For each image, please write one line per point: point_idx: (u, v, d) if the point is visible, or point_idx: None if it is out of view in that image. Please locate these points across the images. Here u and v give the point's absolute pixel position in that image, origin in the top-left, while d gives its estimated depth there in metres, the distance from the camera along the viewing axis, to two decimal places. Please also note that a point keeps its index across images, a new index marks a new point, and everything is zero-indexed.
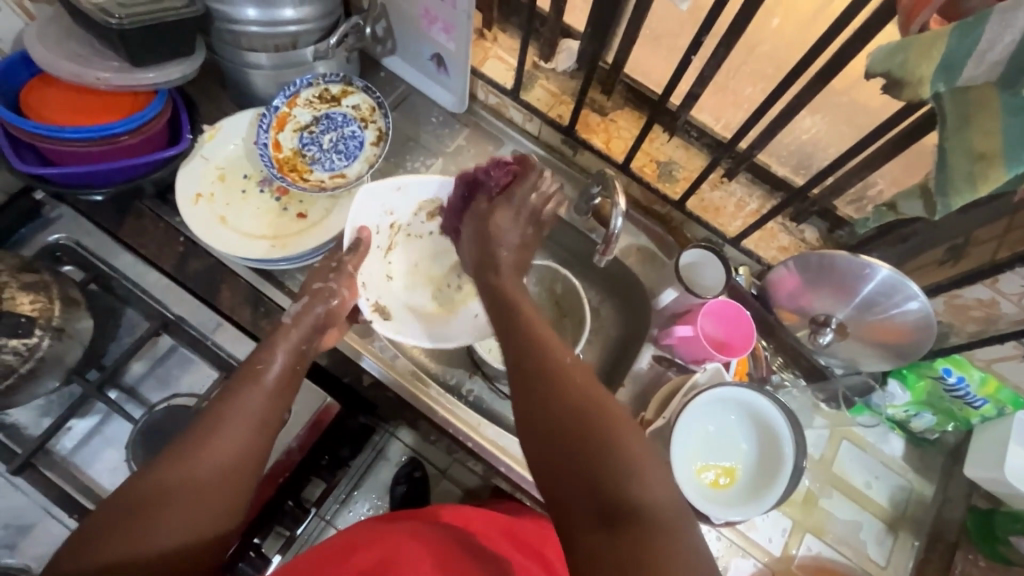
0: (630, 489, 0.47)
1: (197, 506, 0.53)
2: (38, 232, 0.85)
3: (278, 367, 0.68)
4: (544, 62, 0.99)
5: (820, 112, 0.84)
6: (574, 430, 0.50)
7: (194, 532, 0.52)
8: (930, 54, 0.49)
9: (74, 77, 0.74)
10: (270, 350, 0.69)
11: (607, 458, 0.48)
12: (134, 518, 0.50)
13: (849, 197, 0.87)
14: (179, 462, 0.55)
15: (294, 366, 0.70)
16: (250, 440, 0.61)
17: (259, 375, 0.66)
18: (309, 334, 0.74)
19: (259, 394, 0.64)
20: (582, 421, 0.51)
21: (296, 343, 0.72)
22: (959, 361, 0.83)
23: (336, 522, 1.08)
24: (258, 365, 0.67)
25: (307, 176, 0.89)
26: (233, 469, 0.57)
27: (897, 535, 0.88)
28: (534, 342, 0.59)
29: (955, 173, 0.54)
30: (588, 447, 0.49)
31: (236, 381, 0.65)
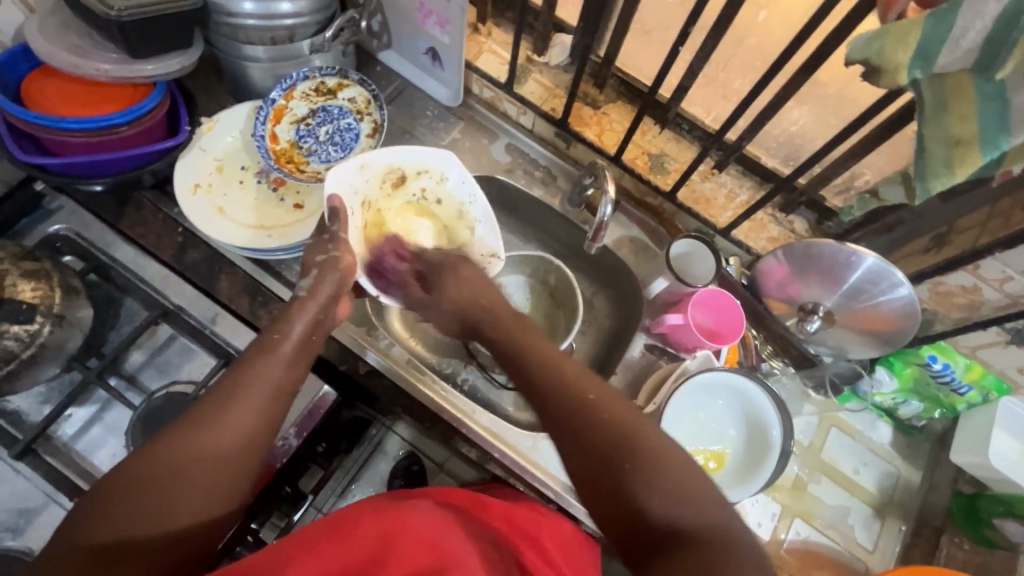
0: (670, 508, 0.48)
1: (213, 478, 0.55)
2: (39, 223, 0.86)
3: (294, 340, 0.67)
4: (537, 56, 1.01)
5: (807, 104, 0.86)
6: (608, 457, 0.52)
7: (202, 507, 0.54)
8: (905, 41, 0.50)
9: (73, 68, 0.75)
10: (287, 322, 0.69)
11: (640, 481, 0.50)
12: (146, 488, 0.52)
13: (837, 188, 0.88)
14: (192, 434, 0.55)
15: (310, 337, 0.69)
16: (264, 415, 0.60)
17: (275, 344, 0.66)
18: (326, 303, 0.73)
19: (276, 366, 0.64)
20: (610, 444, 0.53)
21: (313, 315, 0.71)
22: (943, 348, 0.85)
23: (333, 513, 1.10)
24: (276, 336, 0.66)
25: (303, 168, 0.90)
26: (244, 446, 0.57)
27: (884, 520, 0.90)
28: (560, 371, 0.60)
29: (932, 159, 0.56)
30: (623, 471, 0.51)
31: (253, 351, 0.64)
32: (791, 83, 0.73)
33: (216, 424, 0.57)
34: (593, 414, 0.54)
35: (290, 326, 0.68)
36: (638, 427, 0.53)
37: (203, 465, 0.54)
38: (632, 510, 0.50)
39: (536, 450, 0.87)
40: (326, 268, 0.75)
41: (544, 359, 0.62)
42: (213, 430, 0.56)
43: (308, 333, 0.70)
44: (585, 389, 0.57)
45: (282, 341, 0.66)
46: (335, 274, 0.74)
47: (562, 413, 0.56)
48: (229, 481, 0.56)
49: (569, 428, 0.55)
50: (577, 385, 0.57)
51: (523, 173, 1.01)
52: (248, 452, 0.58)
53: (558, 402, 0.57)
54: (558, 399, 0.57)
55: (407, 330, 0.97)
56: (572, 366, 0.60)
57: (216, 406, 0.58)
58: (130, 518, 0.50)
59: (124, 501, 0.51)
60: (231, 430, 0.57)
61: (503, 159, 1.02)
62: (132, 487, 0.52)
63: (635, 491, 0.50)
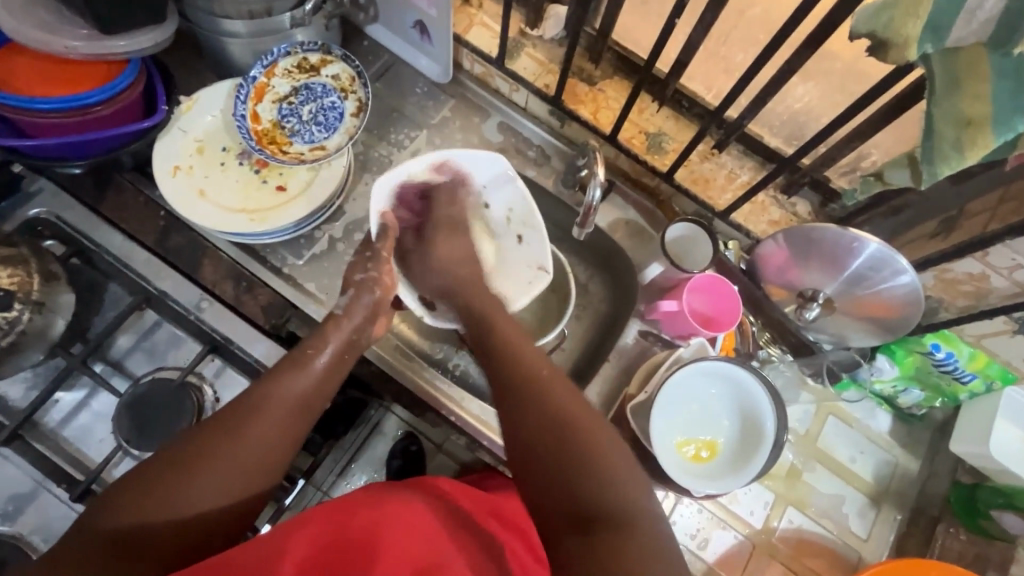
0: (593, 488, 0.52)
1: (230, 476, 0.56)
2: (19, 207, 0.83)
3: (327, 357, 0.67)
4: (530, 29, 0.96)
5: (813, 79, 0.82)
6: (543, 438, 0.56)
7: (225, 497, 0.56)
8: (917, 12, 0.46)
9: (40, 45, 0.72)
10: (322, 340, 0.69)
11: (569, 459, 0.54)
12: (173, 477, 0.54)
13: (842, 168, 0.84)
14: (220, 431, 0.58)
15: (342, 356, 0.70)
16: (287, 423, 0.61)
17: (310, 360, 0.66)
18: (361, 324, 0.73)
19: (305, 379, 0.64)
20: (548, 424, 0.56)
21: (347, 335, 0.71)
22: (948, 336, 0.81)
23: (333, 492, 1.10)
24: (310, 352, 0.67)
25: (286, 149, 0.87)
26: (269, 445, 0.59)
27: (880, 509, 0.89)
28: (517, 351, 0.65)
29: (941, 140, 0.52)
30: (555, 453, 0.55)
31: (286, 364, 0.65)
32: (795, 57, 0.69)
33: (244, 425, 0.58)
34: (542, 397, 0.59)
35: (325, 342, 0.69)
36: (580, 418, 0.57)
37: (230, 458, 0.56)
38: (560, 487, 0.53)
39: None
40: (363, 288, 0.75)
41: (508, 341, 0.67)
42: (242, 427, 0.58)
43: (341, 352, 0.70)
44: (536, 368, 0.62)
45: (315, 357, 0.67)
46: (369, 297, 0.74)
47: (513, 393, 0.60)
48: (252, 478, 0.57)
49: (520, 410, 0.59)
50: (531, 368, 0.62)
51: (516, 153, 0.97)
52: (272, 452, 0.59)
53: (513, 378, 0.62)
54: (510, 381, 0.61)
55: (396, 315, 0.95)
56: (529, 349, 0.66)
57: (246, 410, 0.59)
58: (154, 503, 0.52)
59: (152, 489, 0.53)
60: (256, 436, 0.58)
61: (495, 139, 0.98)
62: (161, 474, 0.54)
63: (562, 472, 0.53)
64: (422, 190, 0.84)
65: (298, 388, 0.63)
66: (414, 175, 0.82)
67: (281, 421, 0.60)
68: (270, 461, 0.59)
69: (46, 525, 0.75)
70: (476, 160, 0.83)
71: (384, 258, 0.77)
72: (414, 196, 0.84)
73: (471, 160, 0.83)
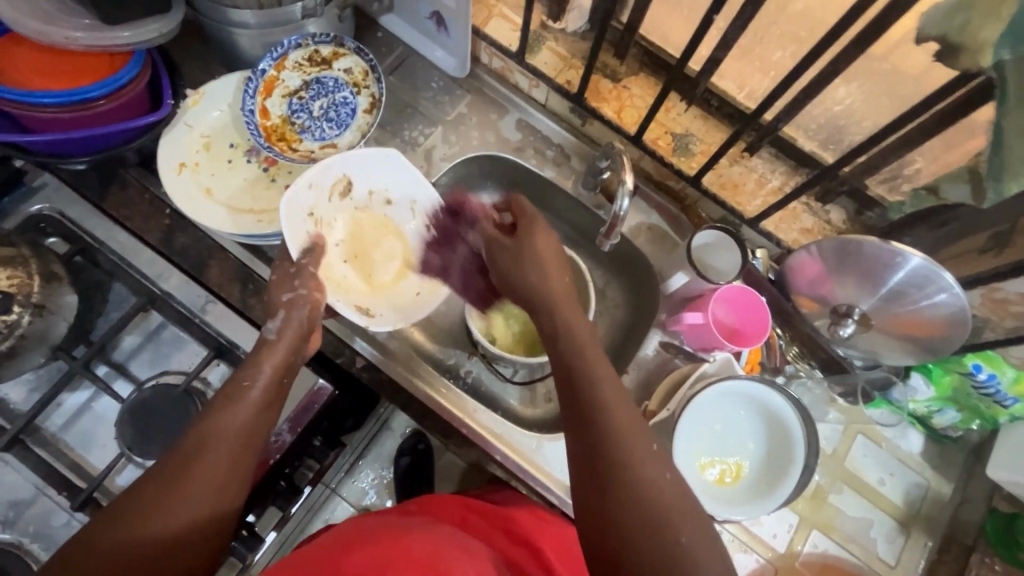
0: (644, 504, 0.50)
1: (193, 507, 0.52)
2: (19, 203, 0.80)
3: (264, 385, 0.63)
4: (553, 22, 0.90)
5: (856, 80, 0.74)
6: (614, 482, 0.51)
7: (186, 539, 0.51)
8: (997, 15, 0.42)
9: (40, 35, 0.68)
10: (257, 365, 0.64)
11: (640, 506, 0.50)
12: (132, 524, 0.50)
13: (884, 175, 0.77)
14: (167, 474, 0.53)
15: (282, 380, 0.65)
16: (239, 452, 0.58)
17: (244, 392, 0.61)
18: (296, 345, 0.68)
19: (246, 412, 0.60)
20: (618, 464, 0.52)
21: (284, 357, 0.66)
22: (991, 357, 0.76)
23: (341, 489, 1.09)
24: (245, 382, 0.62)
25: (296, 146, 0.84)
26: (222, 482, 0.55)
27: (909, 534, 0.85)
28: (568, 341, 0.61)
29: (1009, 156, 0.48)
30: (607, 477, 0.51)
31: (219, 400, 0.60)
32: (842, 58, 0.63)
33: (189, 468, 0.54)
34: (615, 430, 0.53)
35: (260, 367, 0.64)
36: (649, 459, 0.52)
37: (189, 490, 0.53)
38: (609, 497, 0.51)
39: (540, 451, 0.83)
40: (294, 308, 0.70)
41: (583, 353, 0.59)
42: (188, 467, 0.54)
43: (279, 376, 0.65)
44: (588, 364, 0.58)
45: (253, 387, 0.62)
46: (301, 314, 0.70)
47: (583, 413, 0.55)
48: (212, 512, 0.54)
49: (572, 406, 0.56)
50: (608, 392, 0.56)
51: (535, 153, 0.93)
52: (227, 486, 0.55)
53: (563, 376, 0.59)
54: (567, 370, 0.59)
55: None
56: (579, 339, 0.61)
57: (196, 444, 0.55)
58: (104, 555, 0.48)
59: (100, 544, 0.48)
60: (211, 468, 0.55)
61: (513, 137, 0.93)
62: (111, 527, 0.49)
63: (636, 523, 0.49)
64: (326, 199, 0.79)
65: (242, 417, 0.59)
66: (315, 187, 0.77)
67: (230, 458, 0.56)
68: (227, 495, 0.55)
69: (46, 532, 0.73)
70: (361, 160, 0.80)
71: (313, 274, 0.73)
72: (317, 208, 0.78)
73: (356, 161, 0.80)
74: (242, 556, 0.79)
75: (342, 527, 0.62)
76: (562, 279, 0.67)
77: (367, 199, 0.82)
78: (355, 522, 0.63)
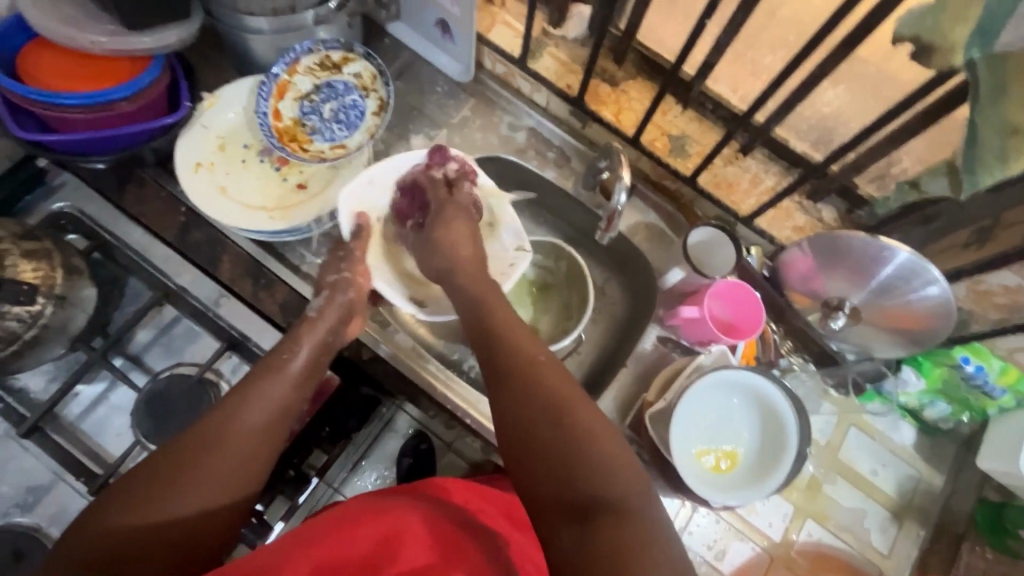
0: (596, 486, 0.50)
1: (220, 469, 0.54)
2: (41, 201, 0.84)
3: (302, 359, 0.66)
4: (553, 29, 0.95)
5: (844, 83, 0.80)
6: (546, 430, 0.53)
7: (214, 499, 0.54)
8: (965, 17, 0.46)
9: (68, 41, 0.72)
10: (296, 343, 0.68)
11: (568, 449, 0.52)
12: (160, 483, 0.52)
13: (872, 174, 0.82)
14: (203, 432, 0.56)
15: (318, 358, 0.69)
16: (271, 422, 0.60)
17: (285, 364, 0.64)
18: (336, 325, 0.73)
19: (284, 382, 0.63)
20: (545, 411, 0.54)
21: (321, 337, 0.70)
22: (978, 349, 0.79)
23: (344, 490, 1.01)
24: (284, 356, 0.65)
25: (307, 147, 0.87)
26: (251, 444, 0.57)
27: (902, 524, 0.87)
28: (505, 338, 0.62)
29: (983, 149, 0.51)
30: (555, 452, 0.52)
31: (261, 369, 0.63)
32: (828, 60, 0.67)
33: (222, 428, 0.56)
34: (538, 382, 0.56)
35: (299, 345, 0.67)
36: (577, 401, 0.54)
37: (219, 453, 0.55)
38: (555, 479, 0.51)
39: None
40: (337, 289, 0.76)
41: (504, 327, 0.63)
42: (224, 427, 0.56)
43: (317, 354, 0.69)
44: (534, 353, 0.59)
45: (291, 360, 0.65)
46: (345, 297, 0.75)
47: (524, 398, 0.55)
48: (236, 481, 0.55)
49: (510, 396, 0.56)
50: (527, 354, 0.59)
51: (536, 154, 0.96)
52: (259, 450, 0.58)
53: (508, 366, 0.59)
54: (509, 361, 0.59)
55: (412, 315, 0.95)
56: (519, 335, 0.62)
57: (228, 408, 0.58)
58: (137, 506, 0.50)
59: (137, 494, 0.51)
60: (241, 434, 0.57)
61: (516, 139, 0.97)
62: (146, 480, 0.52)
63: (563, 476, 0.51)
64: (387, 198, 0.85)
65: (278, 388, 0.62)
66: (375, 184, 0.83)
67: (264, 423, 0.59)
68: (259, 460, 0.57)
69: (61, 516, 0.77)
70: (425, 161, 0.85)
71: (359, 257, 0.79)
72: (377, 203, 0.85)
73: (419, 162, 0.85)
74: (251, 543, 0.81)
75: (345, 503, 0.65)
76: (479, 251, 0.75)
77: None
78: (358, 499, 0.66)
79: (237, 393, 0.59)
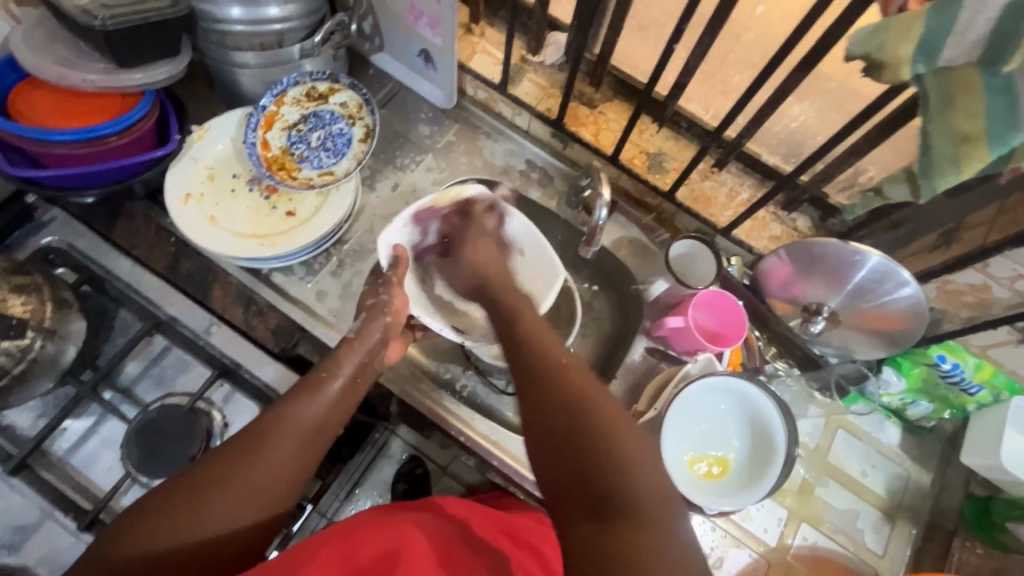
0: (612, 479, 0.49)
1: (247, 498, 0.54)
2: (30, 236, 0.85)
3: (342, 378, 0.65)
4: (531, 56, 0.99)
5: (809, 99, 0.83)
6: (561, 423, 0.53)
7: (239, 519, 0.53)
8: (908, 35, 0.48)
9: (58, 79, 0.74)
10: (337, 362, 0.67)
11: (585, 451, 0.50)
12: (184, 503, 0.51)
13: (841, 184, 0.86)
14: (238, 453, 0.55)
15: (357, 378, 0.68)
16: (303, 450, 0.59)
17: (322, 384, 0.63)
18: (374, 347, 0.71)
19: (320, 403, 0.62)
20: (566, 409, 0.54)
21: (361, 356, 0.69)
22: (953, 347, 0.82)
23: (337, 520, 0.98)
24: (324, 375, 0.65)
25: (295, 175, 0.89)
26: (282, 470, 0.56)
27: (894, 524, 0.88)
28: (537, 339, 0.62)
29: (938, 156, 0.54)
30: (573, 437, 0.51)
31: (298, 388, 0.62)
32: (791, 78, 0.71)
33: (257, 445, 0.56)
34: (559, 384, 0.55)
35: (340, 364, 0.67)
36: (599, 395, 0.54)
37: (249, 479, 0.54)
38: (575, 471, 0.50)
39: None
40: (375, 311, 0.74)
41: (535, 330, 0.64)
42: (257, 442, 0.56)
43: (355, 375, 0.68)
44: (559, 356, 0.59)
45: (329, 379, 0.64)
46: (381, 319, 0.74)
47: (546, 388, 0.56)
48: (264, 507, 0.55)
49: (534, 392, 0.56)
50: (550, 352, 0.60)
51: (520, 175, 0.99)
52: (290, 471, 0.57)
53: (534, 365, 0.59)
54: (534, 360, 0.59)
55: None
56: (549, 338, 0.62)
57: (263, 427, 0.58)
58: (165, 531, 0.50)
59: (165, 509, 0.51)
60: (272, 461, 0.56)
61: (498, 162, 1.00)
62: (173, 495, 0.52)
63: (567, 465, 0.51)
64: (424, 238, 0.85)
65: (313, 410, 0.61)
66: (414, 228, 0.84)
67: (295, 442, 0.58)
68: (293, 472, 0.57)
69: (52, 556, 0.75)
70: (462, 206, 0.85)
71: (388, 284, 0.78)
72: (422, 253, 0.85)
73: (456, 208, 0.85)
74: None
75: (348, 518, 0.65)
76: (494, 261, 0.79)
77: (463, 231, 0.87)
78: (361, 514, 0.67)
79: (277, 412, 0.59)
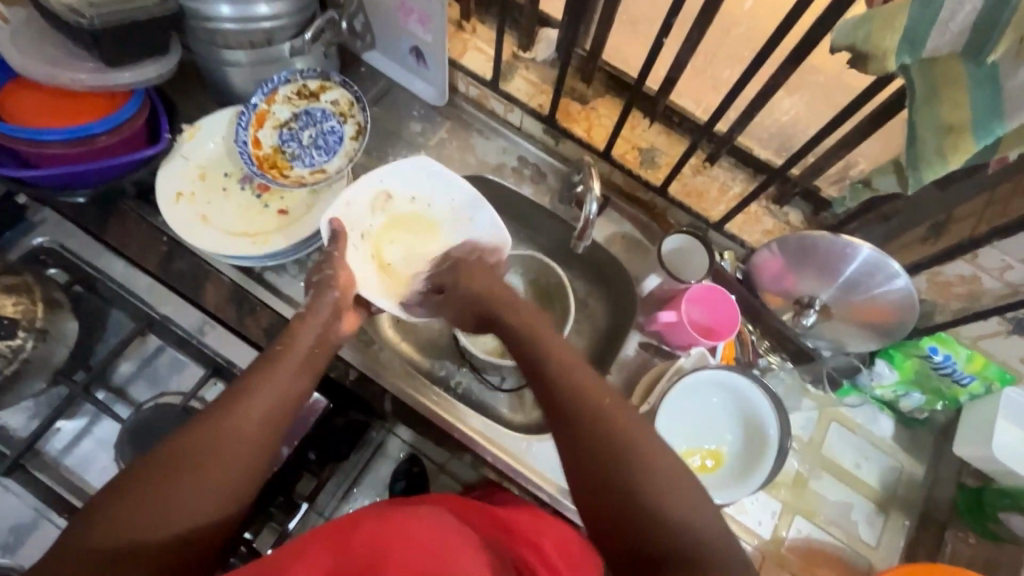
0: (663, 526, 0.52)
1: (221, 480, 0.54)
2: (20, 237, 0.84)
3: (301, 352, 0.68)
4: (523, 52, 0.99)
5: (798, 92, 0.85)
6: (608, 472, 0.55)
7: (213, 502, 0.53)
8: (893, 25, 0.48)
9: (47, 78, 0.74)
10: (292, 336, 0.69)
11: (636, 497, 0.53)
12: (156, 488, 0.51)
13: (832, 177, 0.86)
14: (208, 438, 0.56)
15: (316, 351, 0.70)
16: (269, 424, 0.60)
17: (279, 359, 0.65)
18: (328, 320, 0.73)
19: (282, 377, 0.64)
20: (612, 457, 0.55)
21: (318, 329, 0.71)
22: (944, 339, 0.83)
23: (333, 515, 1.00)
24: (280, 348, 0.67)
25: (288, 173, 0.89)
26: (251, 449, 0.57)
27: (888, 516, 0.88)
28: (562, 372, 0.62)
29: (924, 147, 0.54)
30: (622, 486, 0.54)
31: (259, 365, 0.64)
32: (780, 71, 0.71)
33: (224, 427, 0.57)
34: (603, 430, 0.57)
35: (295, 339, 0.69)
36: (641, 441, 0.56)
37: (219, 461, 0.55)
38: (619, 515, 0.54)
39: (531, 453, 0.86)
40: (322, 287, 0.75)
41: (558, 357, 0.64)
42: (223, 423, 0.57)
43: (314, 346, 0.70)
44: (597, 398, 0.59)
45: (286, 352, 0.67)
46: (331, 294, 0.75)
47: (589, 433, 0.57)
48: (237, 488, 0.55)
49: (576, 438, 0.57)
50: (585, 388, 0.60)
51: (513, 172, 0.99)
52: (259, 445, 0.58)
53: (570, 404, 0.59)
54: (571, 400, 0.59)
55: (398, 334, 0.97)
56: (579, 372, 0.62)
57: (228, 408, 0.59)
58: (139, 519, 0.50)
59: (136, 495, 0.51)
60: (240, 440, 0.57)
61: (491, 158, 1.00)
62: (142, 482, 0.52)
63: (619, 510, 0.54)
64: (366, 212, 0.84)
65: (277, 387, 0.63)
66: (354, 203, 0.83)
67: (260, 420, 0.59)
68: (261, 452, 0.58)
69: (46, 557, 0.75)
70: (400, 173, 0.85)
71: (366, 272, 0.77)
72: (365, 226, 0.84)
73: (396, 176, 0.85)
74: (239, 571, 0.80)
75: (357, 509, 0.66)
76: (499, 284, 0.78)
77: (409, 202, 0.86)
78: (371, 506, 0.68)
79: (238, 390, 0.60)
